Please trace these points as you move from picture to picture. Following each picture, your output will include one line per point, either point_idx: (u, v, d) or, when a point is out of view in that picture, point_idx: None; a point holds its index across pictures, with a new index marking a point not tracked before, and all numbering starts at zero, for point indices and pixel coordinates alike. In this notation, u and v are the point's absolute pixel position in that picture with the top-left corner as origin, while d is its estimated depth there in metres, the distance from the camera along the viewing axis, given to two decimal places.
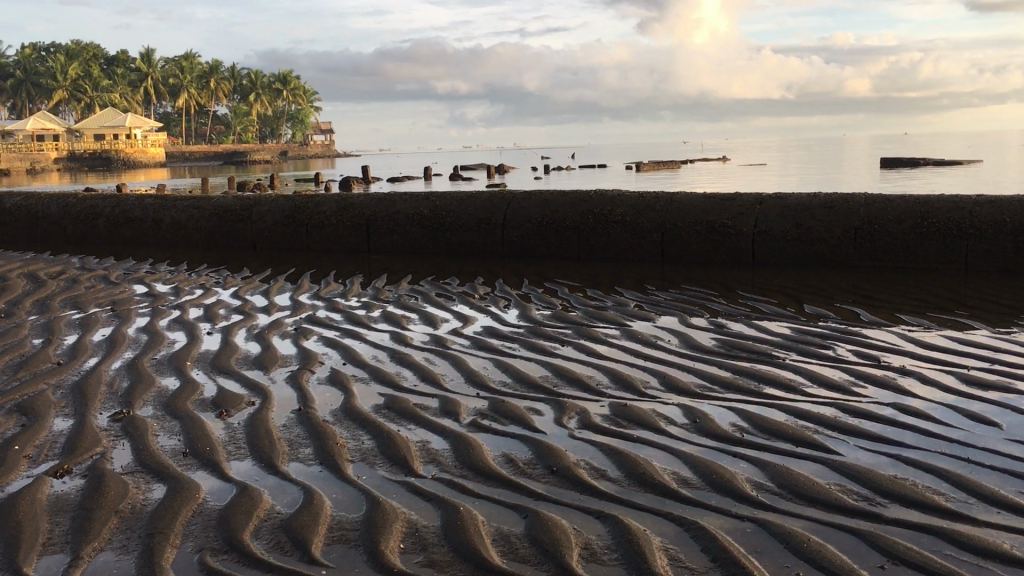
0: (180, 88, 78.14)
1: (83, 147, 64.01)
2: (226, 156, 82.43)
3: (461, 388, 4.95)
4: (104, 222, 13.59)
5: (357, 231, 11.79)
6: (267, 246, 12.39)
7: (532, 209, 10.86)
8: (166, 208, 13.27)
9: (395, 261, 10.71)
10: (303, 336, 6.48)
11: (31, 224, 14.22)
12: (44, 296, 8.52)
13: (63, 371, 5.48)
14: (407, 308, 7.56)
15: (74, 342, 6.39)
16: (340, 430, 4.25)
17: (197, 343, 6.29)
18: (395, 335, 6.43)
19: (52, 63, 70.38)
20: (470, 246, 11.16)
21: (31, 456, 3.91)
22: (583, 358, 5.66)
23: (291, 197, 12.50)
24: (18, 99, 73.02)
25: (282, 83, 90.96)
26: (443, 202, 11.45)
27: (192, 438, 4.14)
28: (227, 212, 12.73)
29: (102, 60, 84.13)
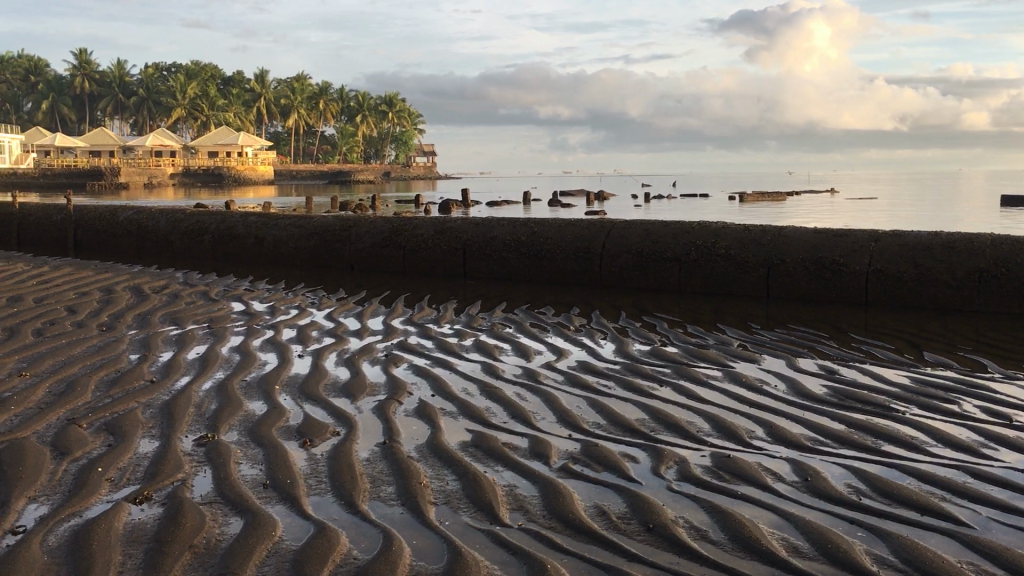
0: (290, 108, 80.54)
1: (197, 164, 66.48)
2: (331, 176, 84.47)
3: (553, 428, 4.72)
4: (209, 238, 13.90)
5: (454, 255, 11.72)
6: (365, 268, 12.44)
7: (632, 239, 10.59)
8: (269, 227, 13.48)
9: (490, 287, 10.58)
10: (394, 362, 6.36)
11: (141, 237, 14.66)
12: (146, 310, 8.66)
13: (155, 389, 5.47)
14: (501, 338, 7.38)
15: (169, 360, 6.41)
16: (425, 467, 4.06)
17: (287, 366, 6.23)
18: (487, 366, 6.25)
19: (173, 83, 73.53)
20: (566, 275, 10.95)
21: (113, 478, 3.85)
22: (684, 400, 5.36)
23: (390, 219, 12.52)
24: (140, 116, 76.51)
25: (388, 106, 92.85)
26: (542, 229, 11.28)
27: (273, 469, 4.01)
28: (327, 232, 12.84)
29: (219, 81, 87.58)
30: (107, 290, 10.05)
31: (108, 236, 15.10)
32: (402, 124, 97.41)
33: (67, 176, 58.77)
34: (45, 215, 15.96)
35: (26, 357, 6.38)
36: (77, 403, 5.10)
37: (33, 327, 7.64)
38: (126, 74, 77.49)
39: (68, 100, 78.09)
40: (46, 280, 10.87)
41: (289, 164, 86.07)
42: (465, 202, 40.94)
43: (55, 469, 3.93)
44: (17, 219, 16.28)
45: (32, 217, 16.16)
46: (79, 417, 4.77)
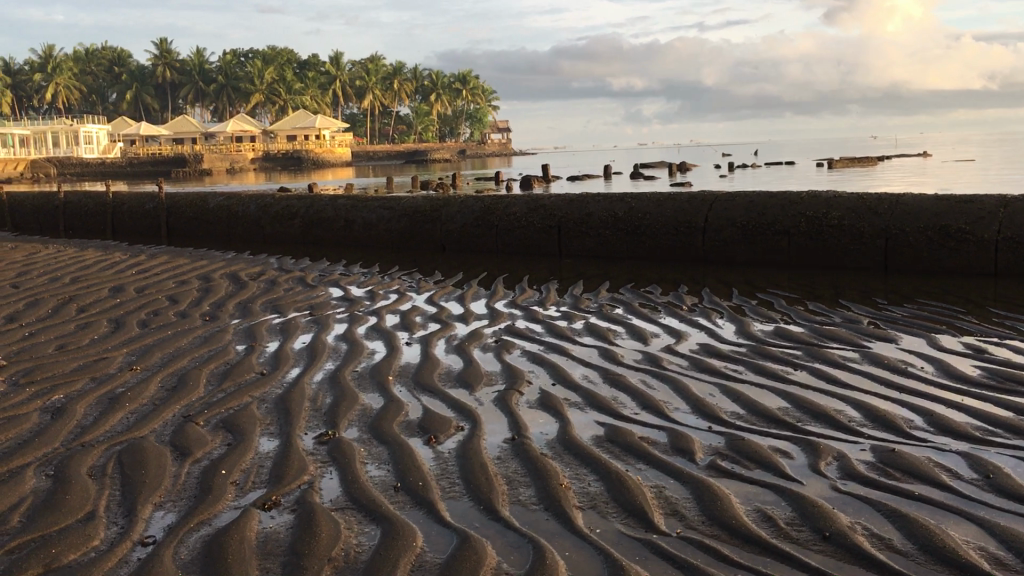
0: (365, 90, 81.13)
1: (277, 148, 67.54)
2: (408, 156, 84.92)
3: (691, 419, 4.39)
4: (299, 223, 13.87)
5: (548, 233, 11.42)
6: (457, 248, 12.24)
7: (736, 211, 10.12)
8: (358, 209, 13.36)
9: (589, 266, 10.26)
10: (506, 349, 6.09)
11: (233, 223, 14.73)
12: (246, 298, 8.59)
13: (267, 382, 5.31)
14: (612, 320, 7.05)
15: (277, 350, 6.27)
16: (563, 466, 3.78)
17: (397, 355, 6.02)
18: (604, 351, 5.94)
19: (252, 70, 74.67)
20: (667, 251, 10.57)
21: (238, 482, 3.66)
22: (825, 386, 4.96)
23: (480, 198, 12.26)
24: (221, 103, 78.00)
25: (462, 84, 92.74)
26: (639, 204, 10.89)
27: (402, 469, 3.77)
28: (417, 213, 12.65)
29: (295, 65, 88.72)
30: (205, 279, 10.04)
31: (200, 223, 15.21)
32: (476, 101, 97.23)
33: (154, 164, 60.35)
34: (139, 204, 16.17)
35: (135, 350, 6.31)
36: (190, 398, 4.96)
37: (138, 318, 7.61)
38: (207, 62, 79.03)
39: (152, 90, 80.06)
40: (145, 269, 10.94)
41: (366, 146, 86.81)
42: (545, 177, 40.55)
43: (177, 472, 3.77)
44: (112, 209, 16.53)
45: (126, 206, 16.39)
46: (195, 415, 4.62)
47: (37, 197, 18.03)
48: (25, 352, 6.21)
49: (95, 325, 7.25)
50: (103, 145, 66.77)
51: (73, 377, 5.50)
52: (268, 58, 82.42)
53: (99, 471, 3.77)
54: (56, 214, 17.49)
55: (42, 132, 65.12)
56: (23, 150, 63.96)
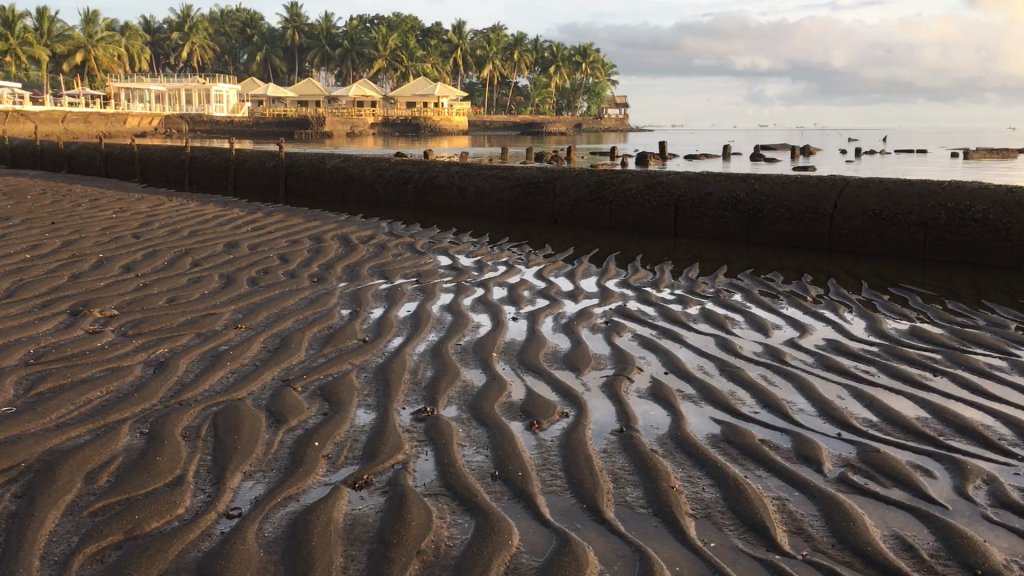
0: (486, 59, 81.20)
1: (396, 114, 68.35)
2: (524, 127, 84.78)
3: (817, 424, 4.01)
4: (412, 187, 13.83)
5: (665, 212, 11.01)
6: (570, 222, 11.96)
7: (869, 199, 9.50)
8: (471, 177, 13.20)
9: (707, 248, 9.82)
10: (617, 332, 5.78)
11: (347, 184, 14.80)
12: (355, 261, 8.51)
13: (369, 350, 5.17)
14: (731, 307, 6.65)
15: (381, 317, 6.13)
16: (674, 467, 3.47)
17: (502, 331, 5.78)
18: (722, 341, 5.57)
19: (376, 35, 75.58)
20: (791, 237, 10.05)
21: (330, 456, 3.49)
22: (967, 396, 4.49)
23: (596, 171, 11.91)
24: (344, 67, 79.32)
25: (582, 56, 91.81)
26: (763, 185, 10.36)
27: (501, 457, 3.53)
28: (530, 184, 12.40)
29: (418, 32, 89.46)
30: (316, 239, 10.05)
31: (317, 183, 15.35)
32: (595, 74, 96.17)
33: (278, 125, 61.94)
34: (260, 162, 16.43)
35: (241, 307, 6.28)
36: (290, 362, 4.85)
37: (248, 275, 7.61)
38: (334, 26, 80.42)
39: (281, 52, 82.02)
40: (260, 226, 11.05)
41: (484, 115, 87.07)
42: (662, 155, 39.72)
43: (271, 440, 3.63)
44: (234, 165, 16.85)
45: (248, 163, 16.68)
46: (293, 380, 4.50)
47: (165, 151, 18.56)
48: (136, 303, 6.26)
49: (206, 280, 7.28)
50: (232, 104, 68.83)
51: (179, 331, 5.49)
52: (392, 24, 83.32)
53: (192, 433, 3.67)
54: (182, 168, 17.97)
55: (176, 89, 67.58)
56: (158, 106, 66.57)
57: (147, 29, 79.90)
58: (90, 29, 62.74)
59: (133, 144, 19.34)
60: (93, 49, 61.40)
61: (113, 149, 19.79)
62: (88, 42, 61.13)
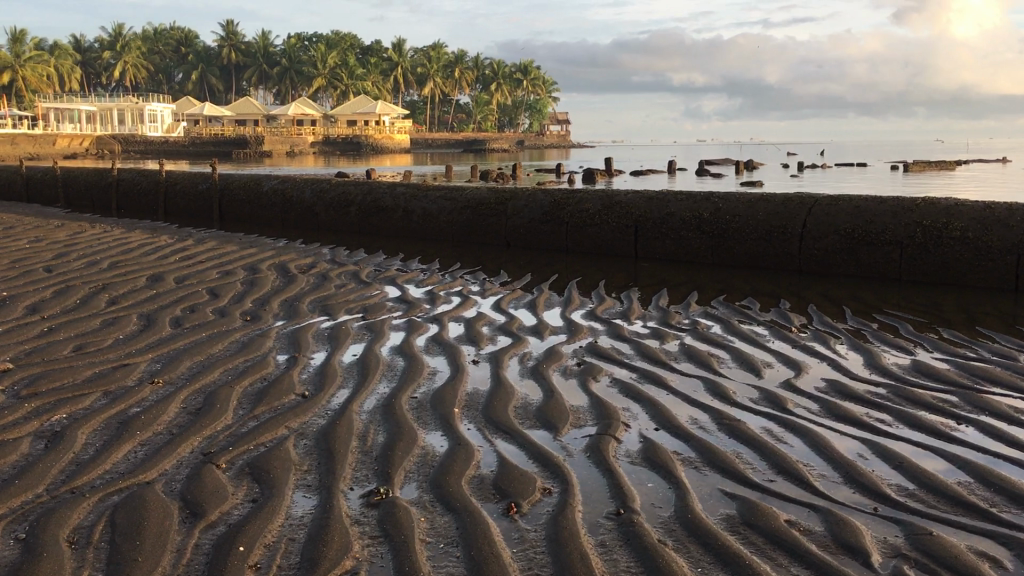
0: (426, 77, 80.68)
1: (337, 132, 67.31)
2: (467, 145, 84.37)
3: (847, 495, 3.37)
4: (355, 211, 13.05)
5: (624, 234, 10.43)
6: (523, 246, 11.31)
7: (839, 217, 9.01)
8: (418, 198, 12.49)
9: (672, 272, 9.25)
10: (592, 377, 5.10)
11: (286, 208, 13.97)
12: (293, 295, 7.74)
13: (309, 409, 4.43)
14: (713, 342, 6.01)
15: (323, 364, 5.39)
16: (692, 565, 2.80)
17: (462, 379, 5.07)
18: (712, 386, 4.91)
19: (315, 54, 74.47)
20: (759, 258, 9.53)
21: (259, 566, 2.75)
22: (1005, 451, 3.89)
23: (550, 192, 11.28)
24: (283, 86, 78.01)
25: (523, 74, 91.62)
26: (727, 204, 9.84)
27: (476, 558, 2.83)
28: (481, 206, 11.73)
29: (357, 50, 88.61)
30: (252, 269, 9.25)
31: (254, 207, 14.48)
32: (536, 91, 96.23)
33: (216, 145, 60.47)
34: (192, 185, 15.50)
35: (161, 355, 5.50)
36: (215, 428, 4.10)
37: (172, 314, 6.81)
38: (273, 44, 79.16)
39: (218, 71, 80.40)
40: (191, 255, 10.21)
41: (426, 133, 86.38)
42: (608, 172, 39.43)
43: (183, 545, 2.89)
44: (165, 189, 15.89)
45: (180, 187, 15.73)
46: (217, 454, 3.75)
47: (92, 175, 17.50)
48: (36, 354, 5.45)
49: (123, 322, 6.47)
50: (168, 123, 66.93)
51: (84, 391, 4.70)
52: (331, 43, 82.32)
53: (82, 539, 2.91)
54: (110, 192, 16.95)
55: (109, 109, 65.67)
56: (90, 127, 64.56)
57: (78, 48, 77.76)
58: (18, 48, 60.63)
59: (56, 167, 18.24)
60: (21, 69, 59.34)
61: (35, 172, 18.67)
62: (16, 62, 59.01)
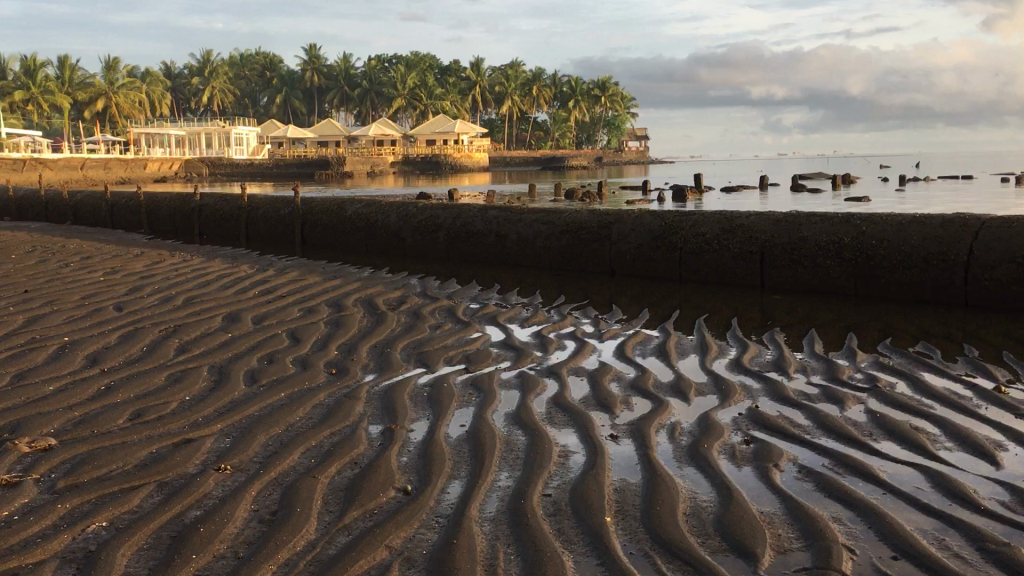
0: (504, 96, 80.21)
1: (416, 153, 67.15)
2: (547, 162, 83.29)
3: None
4: (444, 235, 12.11)
5: (748, 261, 9.23)
6: (631, 274, 10.20)
7: (1014, 242, 7.67)
8: (512, 222, 11.48)
9: (814, 308, 8.01)
10: (772, 463, 3.94)
11: (371, 233, 13.10)
12: (385, 339, 6.78)
13: (415, 514, 3.41)
14: (908, 408, 4.78)
15: (425, 440, 4.37)
16: None
17: (604, 462, 3.99)
18: (940, 481, 3.70)
19: (395, 74, 74.65)
20: (914, 290, 8.24)
21: None
22: None
23: (660, 214, 10.13)
24: (364, 107, 78.28)
25: (601, 90, 90.44)
26: (873, 227, 8.55)
27: None
28: (582, 230, 10.65)
29: (437, 71, 88.86)
30: (336, 306, 8.32)
31: (337, 232, 13.66)
32: (615, 108, 94.94)
33: (299, 167, 60.82)
34: (273, 210, 14.78)
35: (231, 427, 4.55)
36: (295, 549, 3.10)
37: (247, 366, 5.88)
38: (354, 65, 79.69)
39: (301, 94, 81.29)
40: (271, 289, 9.34)
41: (505, 151, 85.84)
42: (698, 189, 37.96)
43: None
44: (246, 213, 15.20)
45: (261, 211, 15.02)
46: None
47: (174, 200, 16.97)
48: (85, 425, 4.54)
49: (191, 377, 5.56)
50: (252, 146, 68.55)
51: (132, 483, 3.75)
52: (411, 63, 82.48)
53: None
54: (191, 218, 16.35)
55: (196, 133, 66.72)
56: (178, 150, 65.60)
57: (167, 75, 79.48)
58: (110, 76, 62.09)
59: (139, 193, 17.79)
60: (113, 96, 60.60)
61: (118, 198, 18.26)
62: (109, 89, 60.31)
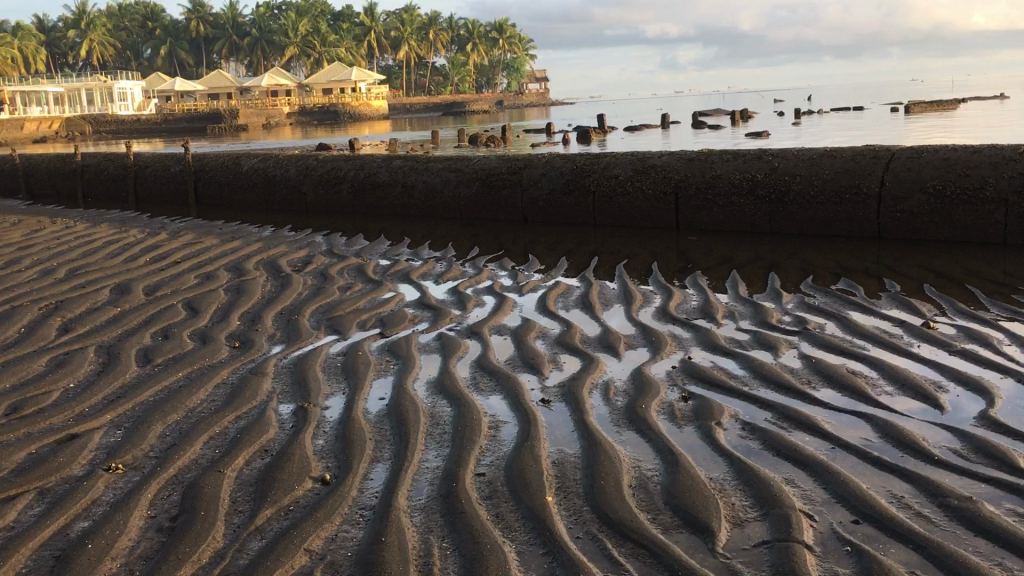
0: (400, 41, 78.34)
1: (312, 102, 65.24)
2: (448, 108, 81.98)
3: None
4: (348, 188, 11.60)
5: (663, 202, 9.04)
6: (544, 221, 9.92)
7: (925, 172, 7.63)
8: (418, 171, 11.03)
9: (732, 248, 7.87)
10: (714, 421, 3.72)
11: (269, 188, 12.47)
12: (291, 305, 6.34)
13: (337, 508, 3.07)
14: (842, 351, 4.62)
15: (342, 419, 4.01)
16: None
17: (539, 432, 3.71)
18: (888, 430, 3.53)
19: (285, 21, 72.06)
20: (829, 225, 8.18)
21: None
22: None
23: (571, 157, 9.82)
24: (255, 57, 75.53)
25: (500, 32, 89.23)
26: (785, 162, 8.43)
27: None
28: (492, 177, 10.28)
29: (330, 17, 86.22)
30: (236, 270, 7.80)
31: (233, 189, 12.98)
32: (515, 50, 93.92)
33: (189, 121, 58.41)
34: (164, 167, 13.97)
35: (122, 418, 4.10)
36: (201, 562, 2.74)
37: (139, 344, 5.39)
38: (241, 13, 76.56)
39: (188, 45, 77.82)
40: (164, 255, 8.73)
41: (404, 97, 84.31)
42: (601, 128, 37.95)
43: None
44: (134, 172, 14.34)
45: (150, 169, 14.17)
46: None
47: (54, 160, 15.91)
48: None
49: (76, 360, 5.05)
50: (139, 101, 65.51)
51: (8, 493, 3.30)
52: (303, 10, 79.73)
53: None
54: (74, 179, 15.35)
55: (76, 90, 63.31)
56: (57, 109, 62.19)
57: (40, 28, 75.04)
58: None
59: (14, 154, 16.62)
60: None
61: None
62: None
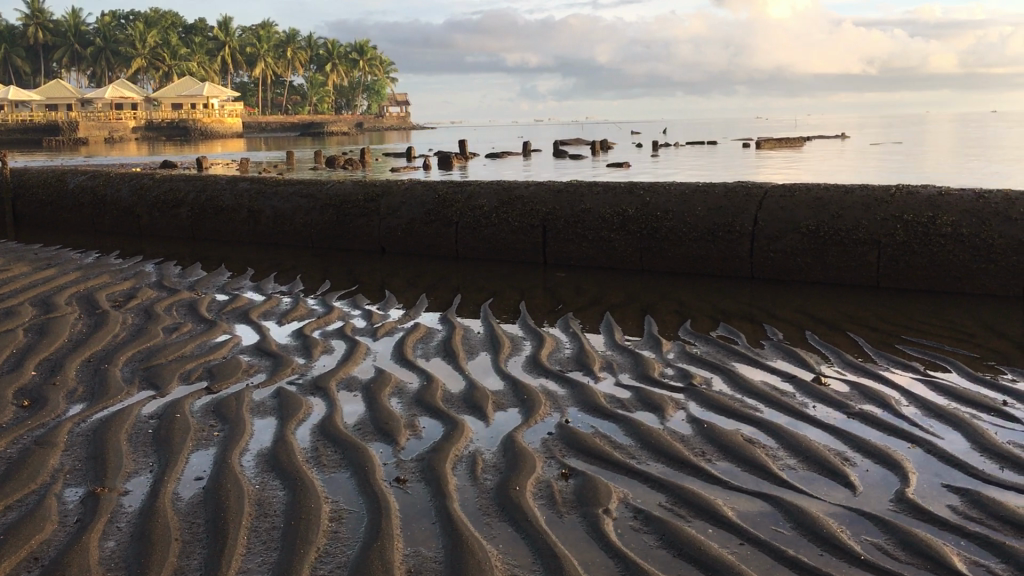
0: (257, 58, 75.92)
1: (161, 117, 62.23)
2: (305, 128, 79.98)
3: None
4: (187, 212, 10.57)
5: (529, 235, 8.52)
6: (402, 252, 9.24)
7: (798, 211, 7.39)
8: (265, 195, 10.14)
9: (603, 286, 7.42)
10: (602, 508, 3.14)
11: (98, 210, 11.27)
12: (104, 351, 5.41)
13: None
14: (734, 413, 4.15)
15: (143, 509, 3.20)
16: None
17: (392, 526, 3.02)
18: (799, 518, 3.04)
19: (133, 32, 68.61)
20: (701, 262, 7.86)
21: None
22: None
23: (432, 184, 9.19)
24: (99, 67, 71.60)
25: (361, 54, 88.01)
26: (656, 197, 8.06)
27: None
28: (346, 204, 9.53)
29: (182, 30, 82.92)
30: (45, 305, 6.76)
31: (56, 209, 11.67)
32: (376, 72, 92.83)
33: (23, 133, 54.61)
34: None
35: None
36: None
37: None
38: (85, 21, 72.54)
39: (25, 52, 72.96)
40: None
41: (260, 115, 81.73)
42: (463, 155, 37.58)
43: None
44: None
45: None
46: None
47: None
48: None
49: None
50: None
51: None
52: (152, 21, 76.21)
53: None
54: None
55: None
56: None
57: None
58: None
59: None
60: None
61: None
62: None
